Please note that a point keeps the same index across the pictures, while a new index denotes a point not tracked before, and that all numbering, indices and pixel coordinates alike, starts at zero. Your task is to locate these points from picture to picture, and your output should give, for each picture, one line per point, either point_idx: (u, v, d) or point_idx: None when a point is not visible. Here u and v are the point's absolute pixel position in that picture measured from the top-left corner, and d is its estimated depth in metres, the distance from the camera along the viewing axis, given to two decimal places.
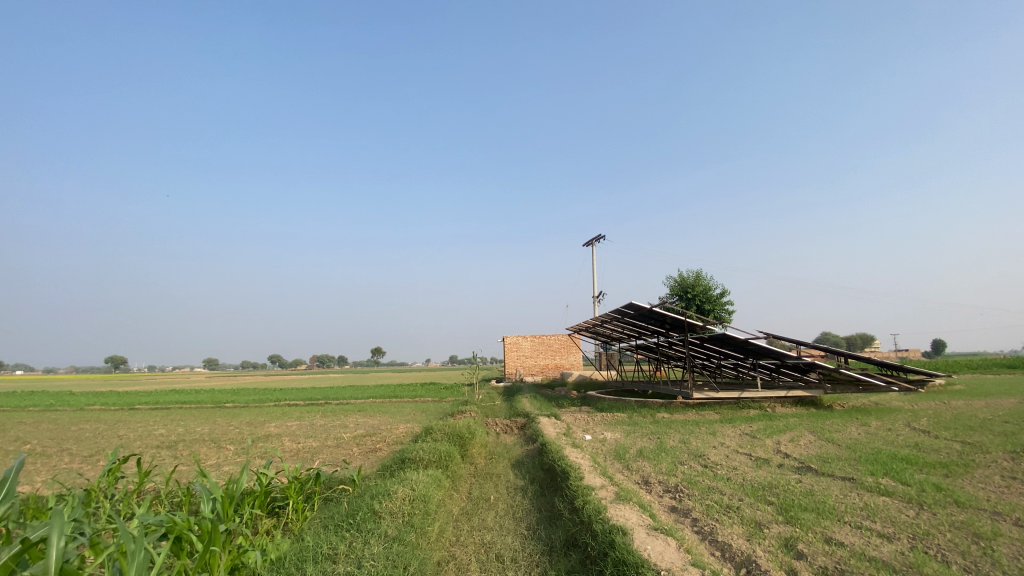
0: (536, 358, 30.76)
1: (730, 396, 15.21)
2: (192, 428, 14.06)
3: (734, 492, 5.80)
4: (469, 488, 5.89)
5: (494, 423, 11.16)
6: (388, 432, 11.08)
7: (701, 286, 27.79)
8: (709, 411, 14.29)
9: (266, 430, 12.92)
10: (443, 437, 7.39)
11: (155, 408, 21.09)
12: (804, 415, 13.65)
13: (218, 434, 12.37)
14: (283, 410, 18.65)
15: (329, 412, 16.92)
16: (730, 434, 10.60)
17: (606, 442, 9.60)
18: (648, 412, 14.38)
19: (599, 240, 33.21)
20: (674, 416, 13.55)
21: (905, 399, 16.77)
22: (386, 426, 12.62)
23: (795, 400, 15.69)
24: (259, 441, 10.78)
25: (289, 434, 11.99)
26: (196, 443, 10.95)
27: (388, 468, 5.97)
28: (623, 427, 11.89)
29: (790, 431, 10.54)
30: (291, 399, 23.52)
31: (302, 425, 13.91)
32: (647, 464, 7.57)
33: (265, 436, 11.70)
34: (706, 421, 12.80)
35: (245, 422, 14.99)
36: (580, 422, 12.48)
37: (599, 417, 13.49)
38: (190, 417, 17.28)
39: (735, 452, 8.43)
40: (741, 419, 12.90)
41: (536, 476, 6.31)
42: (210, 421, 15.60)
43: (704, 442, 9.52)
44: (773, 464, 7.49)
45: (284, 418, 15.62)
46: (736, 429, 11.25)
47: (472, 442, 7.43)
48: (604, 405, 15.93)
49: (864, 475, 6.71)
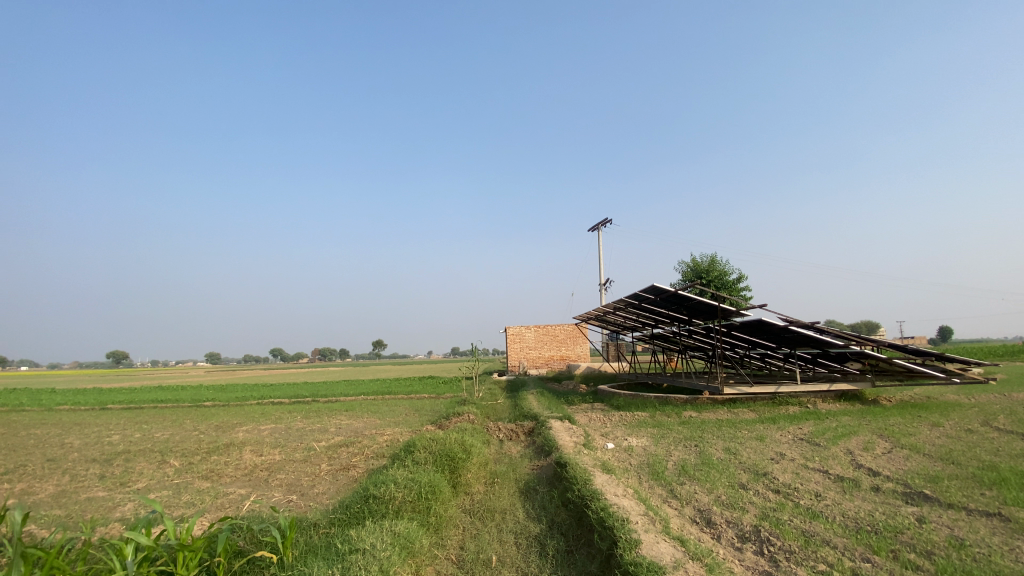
0: (540, 349, 28.98)
1: (764, 391, 13.37)
2: (150, 434, 12.29)
3: (852, 547, 3.94)
4: (461, 541, 4.09)
5: (496, 428, 9.37)
6: (370, 441, 9.27)
7: (717, 271, 25.93)
8: (742, 409, 12.46)
9: (232, 437, 11.16)
10: (430, 457, 5.55)
11: (128, 408, 19.38)
12: (855, 414, 11.79)
13: (174, 443, 10.60)
14: (263, 409, 16.88)
15: (312, 412, 15.18)
16: (783, 440, 8.76)
17: (633, 454, 7.75)
18: (672, 411, 12.57)
19: (604, 223, 32.45)
20: (703, 416, 11.72)
21: (958, 391, 14.94)
22: (370, 432, 10.84)
23: (837, 394, 13.86)
24: (214, 453, 8.99)
25: (255, 442, 10.20)
26: (141, 455, 9.19)
27: (343, 516, 4.16)
28: (649, 431, 10.08)
29: (854, 437, 8.68)
30: (276, 396, 21.69)
31: (277, 430, 12.14)
32: (697, 490, 5.72)
33: (227, 445, 9.93)
34: (743, 422, 10.98)
35: (214, 426, 13.19)
36: (596, 424, 10.69)
37: (617, 418, 11.69)
38: (158, 419, 15.55)
39: (806, 469, 6.59)
40: (784, 419, 11.08)
41: (557, 518, 4.46)
42: (176, 424, 13.85)
43: (757, 453, 7.68)
44: (868, 492, 5.62)
45: (260, 421, 13.85)
46: (787, 433, 9.41)
47: (467, 464, 5.60)
48: (620, 402, 14.09)
49: (1009, 506, 4.87)
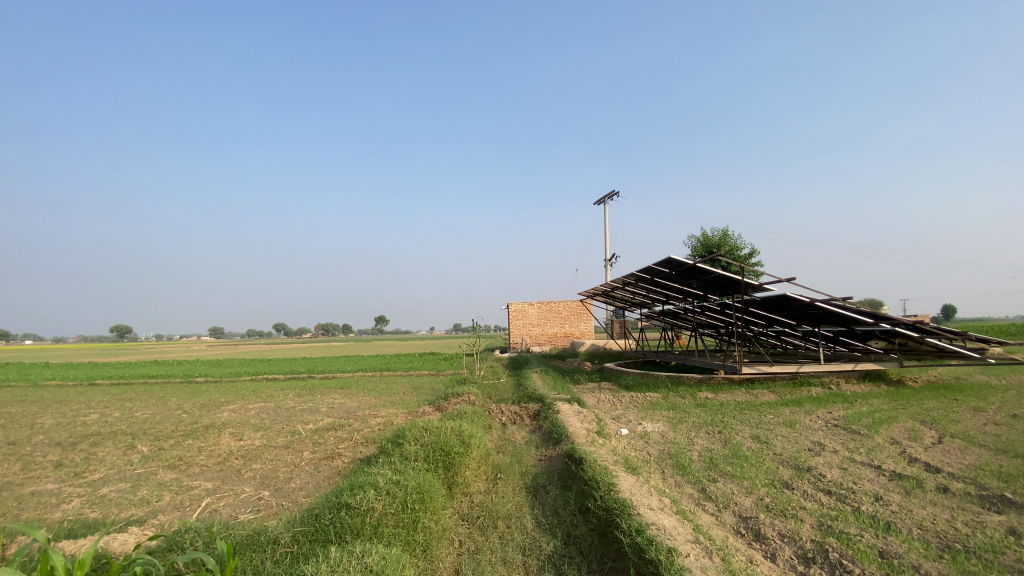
0: (544, 326, 28.18)
1: (785, 371, 12.53)
2: (130, 414, 11.58)
3: None
4: (456, 565, 3.27)
5: (498, 411, 8.54)
6: (360, 424, 8.48)
7: (727, 245, 24.93)
8: (761, 390, 11.64)
9: (215, 417, 10.44)
10: (422, 450, 4.71)
11: (117, 384, 18.75)
12: (884, 396, 11.00)
13: (151, 424, 9.88)
14: (255, 386, 16.19)
15: (304, 391, 14.44)
16: (815, 426, 7.94)
17: (651, 443, 6.93)
18: (686, 391, 11.77)
19: (611, 197, 31.26)
20: (721, 398, 10.92)
21: (988, 372, 14.10)
22: (362, 412, 10.08)
23: (861, 374, 13.03)
24: (190, 436, 8.26)
25: (237, 424, 9.46)
26: (111, 439, 8.46)
27: (309, 532, 3.36)
28: (663, 414, 9.29)
29: (895, 424, 7.86)
30: (270, 373, 21.04)
31: (264, 409, 11.42)
32: (734, 490, 4.89)
33: (206, 427, 9.18)
34: (764, 404, 10.18)
35: (198, 405, 12.47)
36: (606, 406, 9.91)
37: (627, 399, 10.91)
38: (143, 396, 14.86)
39: (853, 464, 5.78)
40: (809, 402, 10.27)
41: (575, 532, 3.64)
42: (160, 402, 13.16)
43: (791, 442, 6.87)
44: (936, 496, 4.81)
45: (248, 399, 13.13)
46: (817, 418, 8.60)
47: (465, 458, 4.76)
48: (629, 381, 13.29)
49: None
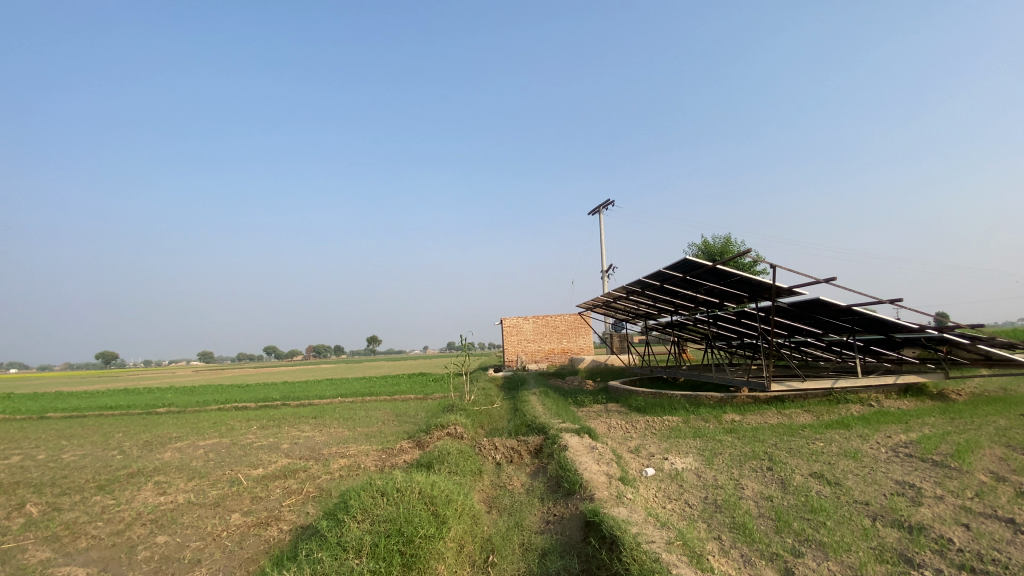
0: (539, 342, 26.58)
1: (817, 387, 10.99)
2: (56, 456, 9.78)
3: None
4: None
5: (491, 449, 6.90)
6: (318, 469, 6.81)
7: (729, 253, 23.68)
8: (795, 410, 10.10)
9: (152, 459, 8.70)
10: (372, 531, 3.15)
11: (66, 417, 16.77)
12: (938, 413, 9.47)
13: (68, 471, 8.12)
14: (218, 417, 14.37)
15: (272, 422, 12.70)
16: (884, 457, 6.40)
17: (690, 490, 5.35)
18: (708, 414, 10.21)
19: (605, 206, 30.00)
20: (750, 421, 9.36)
21: None
22: (329, 450, 8.42)
23: (901, 389, 11.51)
24: (102, 491, 6.55)
25: (172, 469, 7.75)
26: (4, 495, 6.73)
27: None
28: (691, 445, 7.71)
29: (983, 453, 6.34)
30: (241, 400, 19.11)
31: (216, 447, 9.70)
32: None
33: (132, 474, 7.48)
34: (805, 427, 8.63)
35: (143, 442, 10.69)
36: (620, 435, 8.33)
37: (643, 425, 9.32)
38: (86, 432, 13.01)
39: (979, 523, 4.23)
40: (857, 423, 8.74)
41: None
42: (99, 441, 11.32)
43: (871, 485, 5.29)
44: None
45: (203, 434, 11.38)
46: (880, 445, 7.06)
47: (437, 544, 3.16)
48: (641, 403, 11.69)
49: None
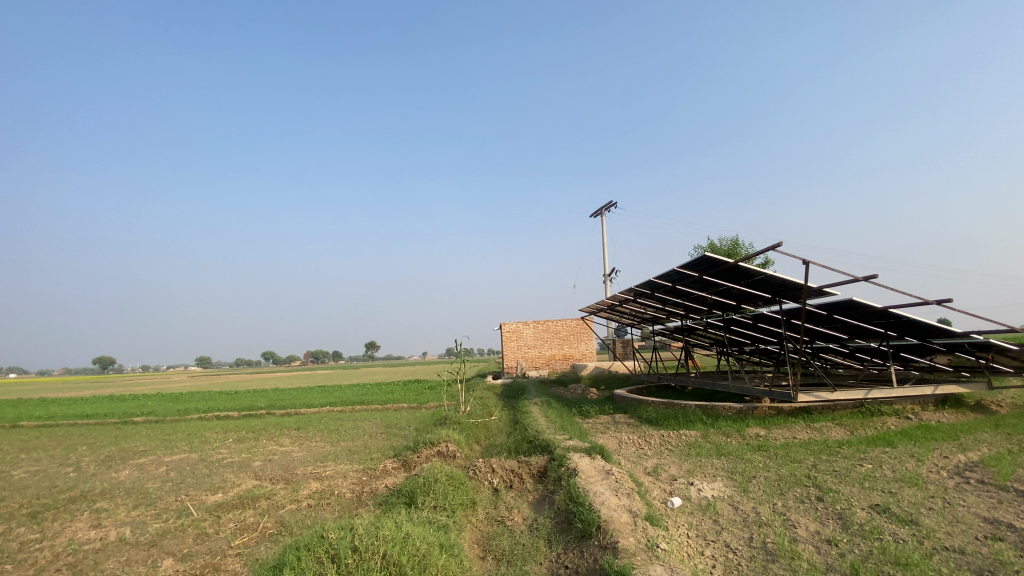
0: (540, 348, 25.58)
1: (848, 398, 9.97)
2: (5, 473, 8.80)
3: None
4: None
5: (486, 471, 5.87)
6: (284, 495, 5.80)
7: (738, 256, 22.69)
8: (825, 423, 9.10)
9: (105, 479, 7.71)
10: None
11: (39, 427, 15.76)
12: (988, 428, 8.45)
13: (8, 492, 7.14)
14: (197, 428, 13.36)
15: (252, 434, 11.70)
16: (952, 485, 5.37)
17: (730, 530, 4.34)
18: (729, 427, 9.21)
19: (608, 208, 29.04)
20: (778, 437, 8.36)
21: None
22: (305, 469, 7.42)
23: (937, 399, 10.46)
24: (28, 523, 5.55)
25: (122, 492, 6.76)
26: None
27: None
28: (717, 466, 6.70)
29: None
30: (226, 409, 18.06)
31: (182, 464, 8.69)
32: None
33: (73, 498, 6.49)
34: (843, 445, 7.62)
35: (105, 458, 9.69)
36: (634, 454, 7.33)
37: (658, 441, 8.32)
38: (50, 444, 12.00)
39: None
40: (900, 439, 7.74)
41: None
42: (58, 455, 10.32)
43: (954, 524, 4.27)
44: None
45: (172, 448, 10.36)
46: (940, 469, 6.03)
47: None
48: (653, 414, 10.68)
49: None
